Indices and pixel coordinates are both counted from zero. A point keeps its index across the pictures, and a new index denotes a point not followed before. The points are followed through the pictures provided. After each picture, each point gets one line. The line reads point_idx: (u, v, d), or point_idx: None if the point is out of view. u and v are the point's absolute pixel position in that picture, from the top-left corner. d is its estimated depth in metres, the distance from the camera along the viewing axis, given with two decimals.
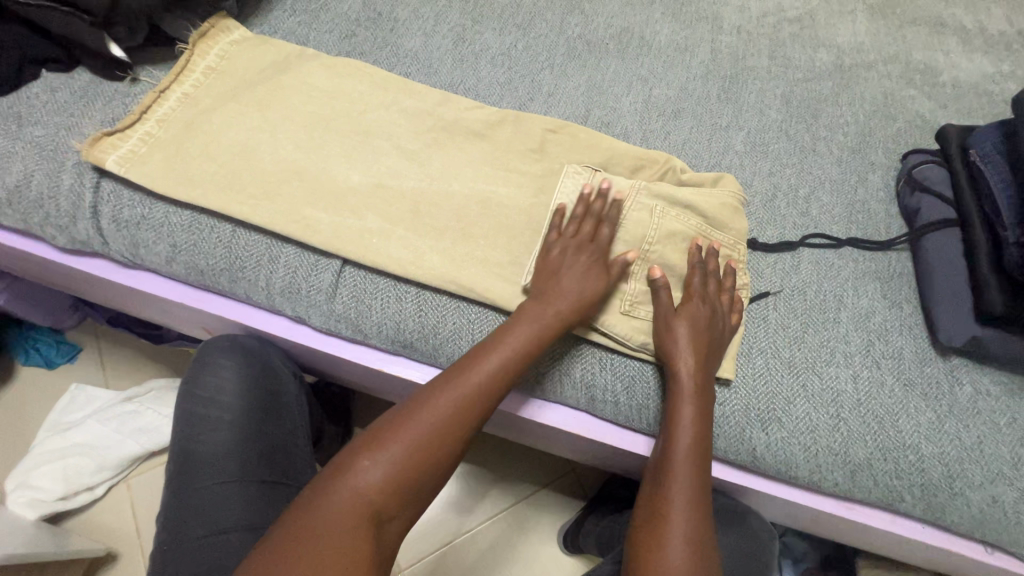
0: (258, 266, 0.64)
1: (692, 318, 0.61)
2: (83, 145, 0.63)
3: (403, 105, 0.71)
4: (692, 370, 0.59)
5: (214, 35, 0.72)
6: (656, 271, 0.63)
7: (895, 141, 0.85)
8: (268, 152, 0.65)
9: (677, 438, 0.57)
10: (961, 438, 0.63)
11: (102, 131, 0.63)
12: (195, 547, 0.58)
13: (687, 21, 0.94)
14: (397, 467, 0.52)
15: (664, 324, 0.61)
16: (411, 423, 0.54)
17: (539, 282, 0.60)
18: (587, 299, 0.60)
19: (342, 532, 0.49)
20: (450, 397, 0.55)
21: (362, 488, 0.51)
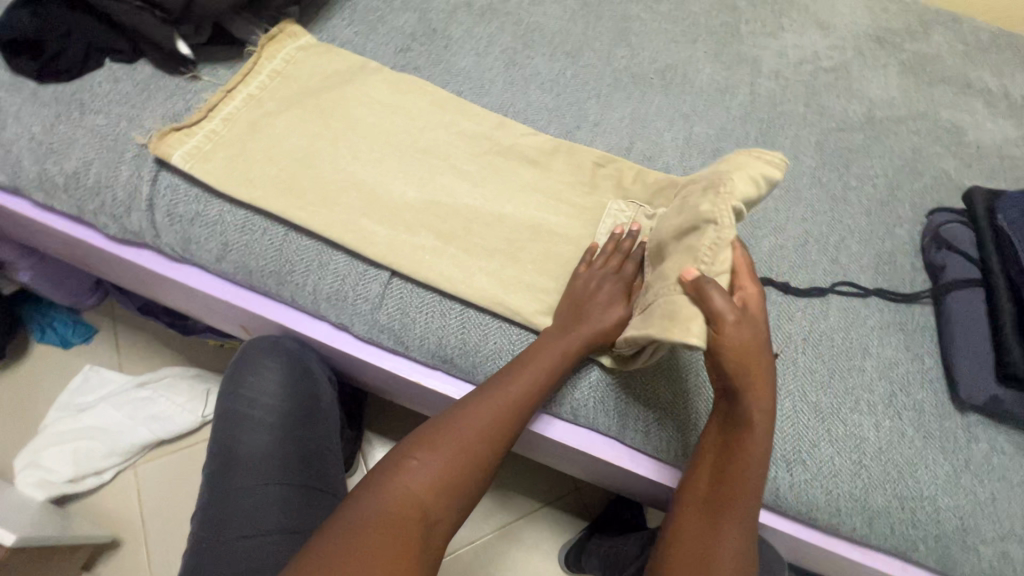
0: (307, 271, 0.65)
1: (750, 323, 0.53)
2: (151, 139, 0.64)
3: (459, 126, 0.74)
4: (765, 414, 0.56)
5: (282, 40, 0.75)
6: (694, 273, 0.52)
7: (921, 197, 0.88)
8: (327, 161, 0.68)
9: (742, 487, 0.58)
10: (975, 494, 0.65)
11: (170, 126, 0.65)
12: (236, 547, 0.60)
13: (728, 63, 0.97)
14: (441, 470, 0.56)
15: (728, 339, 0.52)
16: (452, 424, 0.58)
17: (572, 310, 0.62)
18: (605, 327, 0.61)
19: (380, 524, 0.52)
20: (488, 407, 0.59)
21: (412, 486, 0.55)
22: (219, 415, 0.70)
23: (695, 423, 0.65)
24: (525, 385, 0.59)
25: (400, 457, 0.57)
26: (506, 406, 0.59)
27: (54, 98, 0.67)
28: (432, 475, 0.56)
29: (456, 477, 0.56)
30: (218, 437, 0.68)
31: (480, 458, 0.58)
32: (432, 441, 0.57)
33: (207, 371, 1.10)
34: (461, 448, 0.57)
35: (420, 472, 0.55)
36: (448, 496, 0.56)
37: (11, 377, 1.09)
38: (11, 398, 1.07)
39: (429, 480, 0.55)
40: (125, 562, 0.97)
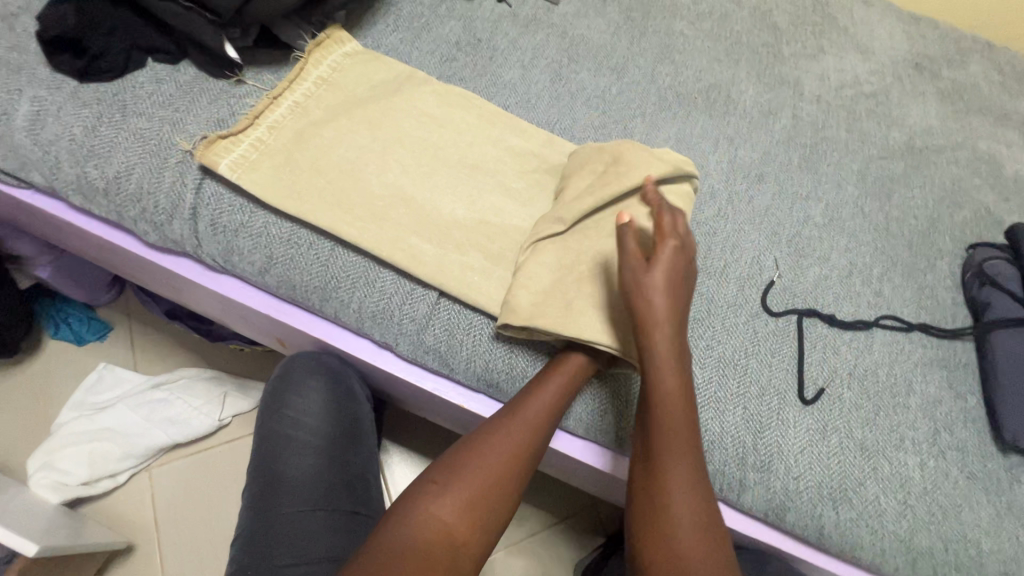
0: (354, 288, 0.63)
1: (664, 271, 0.57)
2: (197, 146, 0.62)
3: (508, 142, 0.72)
4: (670, 352, 0.56)
5: (328, 46, 0.73)
6: (626, 218, 0.60)
7: (961, 230, 0.87)
8: (375, 174, 0.66)
9: (665, 429, 0.56)
10: (1018, 537, 0.64)
11: (217, 134, 0.63)
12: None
13: (770, 84, 0.96)
14: (465, 496, 0.54)
15: (635, 282, 0.57)
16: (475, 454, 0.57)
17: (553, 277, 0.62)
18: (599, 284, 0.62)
19: (409, 552, 0.51)
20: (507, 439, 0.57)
21: (438, 517, 0.53)
22: (261, 436, 0.69)
23: (742, 456, 0.64)
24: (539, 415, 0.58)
25: (424, 483, 0.56)
26: (527, 427, 0.58)
27: (96, 98, 0.64)
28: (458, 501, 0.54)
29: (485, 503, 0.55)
30: (258, 459, 0.68)
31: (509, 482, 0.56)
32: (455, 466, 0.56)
33: (224, 374, 1.08)
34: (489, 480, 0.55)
35: (443, 502, 0.54)
36: (478, 521, 0.54)
37: (24, 372, 1.06)
38: (24, 394, 1.05)
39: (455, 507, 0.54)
40: (139, 567, 0.95)
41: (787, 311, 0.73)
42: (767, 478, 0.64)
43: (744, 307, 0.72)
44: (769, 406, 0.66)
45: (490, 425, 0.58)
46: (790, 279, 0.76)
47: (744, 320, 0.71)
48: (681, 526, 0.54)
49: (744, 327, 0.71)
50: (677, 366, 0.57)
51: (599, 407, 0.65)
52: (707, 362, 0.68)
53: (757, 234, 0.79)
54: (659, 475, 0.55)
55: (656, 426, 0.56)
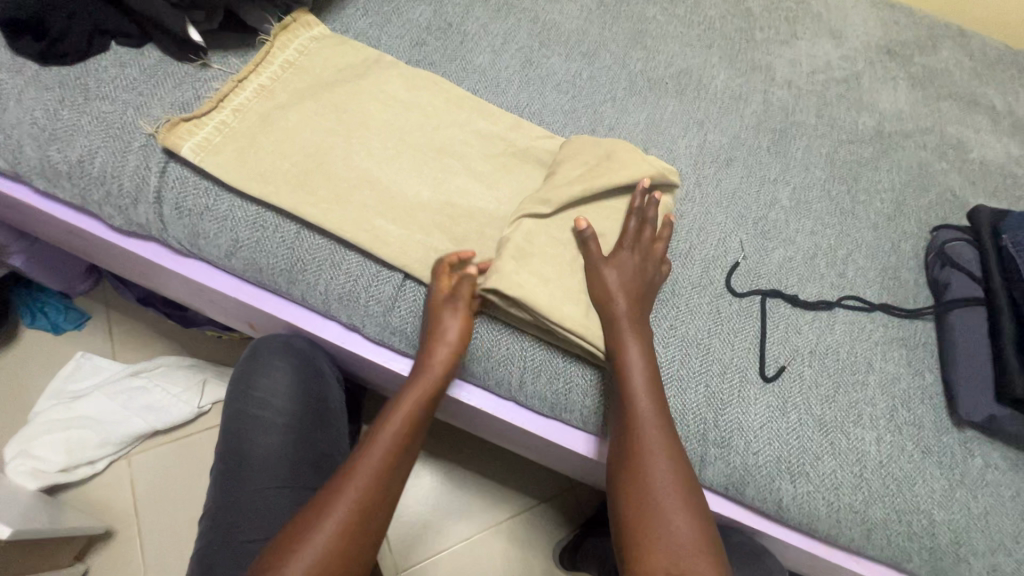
0: (319, 271, 0.64)
1: (620, 268, 0.64)
2: (160, 129, 0.62)
3: (476, 126, 0.73)
4: (639, 351, 0.61)
5: (295, 29, 0.73)
6: (583, 222, 0.65)
7: (927, 213, 0.88)
8: (341, 158, 0.67)
9: (642, 421, 0.58)
10: (969, 508, 0.67)
11: (180, 117, 0.63)
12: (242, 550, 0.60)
13: (743, 69, 0.96)
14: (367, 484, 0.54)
15: (594, 271, 0.64)
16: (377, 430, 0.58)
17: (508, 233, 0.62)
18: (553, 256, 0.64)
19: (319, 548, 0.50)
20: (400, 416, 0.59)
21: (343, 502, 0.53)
22: (230, 416, 0.70)
23: (704, 432, 0.66)
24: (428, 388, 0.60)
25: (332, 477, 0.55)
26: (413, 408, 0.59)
27: (58, 82, 0.64)
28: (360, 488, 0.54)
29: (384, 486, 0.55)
30: (225, 438, 0.68)
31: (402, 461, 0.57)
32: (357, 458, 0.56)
33: (203, 362, 1.09)
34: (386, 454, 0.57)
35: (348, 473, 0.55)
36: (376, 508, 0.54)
37: (1, 361, 1.06)
38: (1, 382, 1.05)
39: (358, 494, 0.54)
40: (119, 552, 0.96)
41: (751, 291, 0.74)
42: (727, 453, 0.66)
43: (709, 288, 0.73)
44: (730, 383, 0.68)
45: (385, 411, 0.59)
46: (755, 261, 0.77)
47: (708, 300, 0.72)
48: (662, 495, 0.55)
49: (708, 307, 0.72)
50: (649, 365, 0.61)
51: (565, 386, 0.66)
52: (671, 342, 0.69)
53: (723, 217, 0.80)
54: (639, 465, 0.57)
55: (633, 419, 0.59)
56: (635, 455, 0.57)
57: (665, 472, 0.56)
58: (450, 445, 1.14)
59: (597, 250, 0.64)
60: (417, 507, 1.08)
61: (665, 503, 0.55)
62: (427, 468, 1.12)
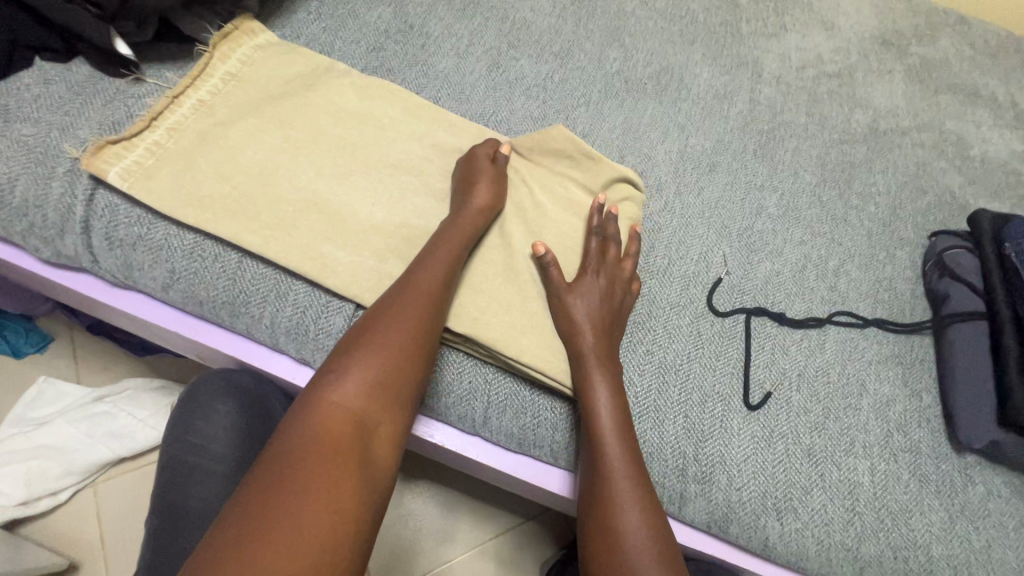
0: (264, 302, 0.59)
1: (585, 296, 0.61)
2: (84, 153, 0.57)
3: (435, 138, 0.68)
4: (608, 388, 0.57)
5: (237, 38, 0.67)
6: (539, 246, 0.62)
7: (924, 217, 0.83)
8: (286, 177, 0.61)
9: (610, 463, 0.54)
10: (969, 541, 0.62)
11: (106, 138, 0.58)
12: None
13: (727, 66, 0.90)
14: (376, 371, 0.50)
15: (557, 302, 0.61)
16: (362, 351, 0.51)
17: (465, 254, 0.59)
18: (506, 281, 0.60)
19: (338, 415, 0.48)
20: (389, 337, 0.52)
21: (348, 390, 0.49)
22: (167, 463, 0.66)
23: (683, 468, 0.61)
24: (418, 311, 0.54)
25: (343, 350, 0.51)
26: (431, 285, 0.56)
27: None
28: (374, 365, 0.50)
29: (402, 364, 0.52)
30: (160, 491, 0.64)
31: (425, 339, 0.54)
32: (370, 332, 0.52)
33: (170, 384, 1.04)
34: (380, 383, 0.50)
35: (337, 399, 0.48)
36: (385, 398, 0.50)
37: None
38: None
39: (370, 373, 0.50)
40: None
41: (735, 310, 0.69)
42: (709, 489, 0.61)
43: (689, 308, 0.69)
44: (712, 413, 0.63)
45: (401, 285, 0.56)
46: (739, 276, 0.72)
47: (688, 322, 0.68)
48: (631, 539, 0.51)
49: (688, 329, 0.67)
50: (617, 405, 0.57)
51: (535, 420, 0.61)
52: (647, 369, 0.64)
53: (705, 229, 0.75)
54: (606, 507, 0.53)
55: (598, 458, 0.55)
56: (604, 506, 0.53)
57: (637, 522, 0.52)
58: (431, 465, 1.09)
59: (558, 277, 0.61)
60: (397, 531, 1.03)
61: (637, 558, 0.50)
62: (407, 488, 1.08)
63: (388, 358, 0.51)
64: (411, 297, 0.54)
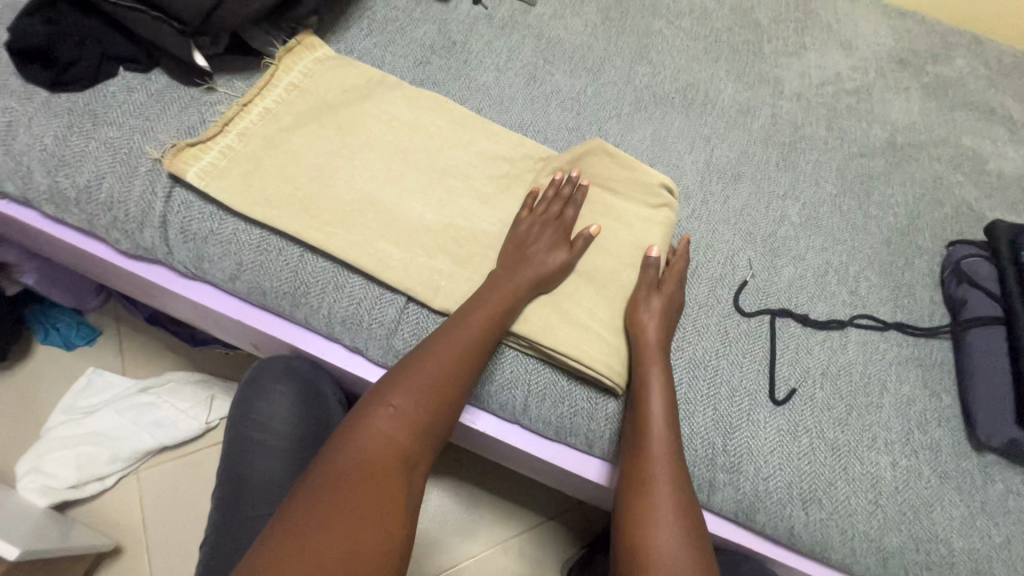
0: (323, 293, 0.64)
1: (666, 301, 0.65)
2: (165, 154, 0.63)
3: (480, 145, 0.73)
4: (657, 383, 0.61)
5: (299, 52, 0.73)
6: (593, 228, 0.67)
7: (942, 227, 0.86)
8: (345, 180, 0.67)
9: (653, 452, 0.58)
10: (991, 537, 0.64)
11: (185, 142, 0.64)
12: None
13: (750, 83, 0.95)
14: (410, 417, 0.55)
15: (641, 296, 0.65)
16: (406, 383, 0.56)
17: (512, 248, 0.65)
18: (549, 268, 0.65)
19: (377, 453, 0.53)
20: (432, 372, 0.57)
21: (384, 429, 0.54)
22: (230, 440, 0.72)
23: (712, 458, 0.64)
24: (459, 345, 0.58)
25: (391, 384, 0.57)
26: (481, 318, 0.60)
27: (67, 108, 0.65)
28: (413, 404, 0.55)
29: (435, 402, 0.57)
30: (224, 464, 0.71)
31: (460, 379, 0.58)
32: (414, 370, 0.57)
33: (211, 377, 1.09)
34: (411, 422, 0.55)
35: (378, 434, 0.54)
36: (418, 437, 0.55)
37: (14, 376, 1.08)
38: (13, 397, 1.06)
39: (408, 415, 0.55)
40: (126, 568, 0.96)
41: (760, 311, 0.73)
42: (736, 479, 0.64)
43: (716, 308, 0.72)
44: (739, 407, 0.66)
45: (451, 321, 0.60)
46: (764, 279, 0.76)
47: (716, 321, 0.71)
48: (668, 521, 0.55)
49: (716, 327, 0.71)
50: (661, 401, 0.60)
51: (572, 410, 0.65)
52: (676, 364, 0.68)
53: (731, 234, 0.79)
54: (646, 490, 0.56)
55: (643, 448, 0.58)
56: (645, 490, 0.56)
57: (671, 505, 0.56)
58: (457, 461, 1.12)
59: (648, 278, 0.66)
60: (425, 523, 1.06)
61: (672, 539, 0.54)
62: (433, 484, 1.11)
63: (423, 400, 0.56)
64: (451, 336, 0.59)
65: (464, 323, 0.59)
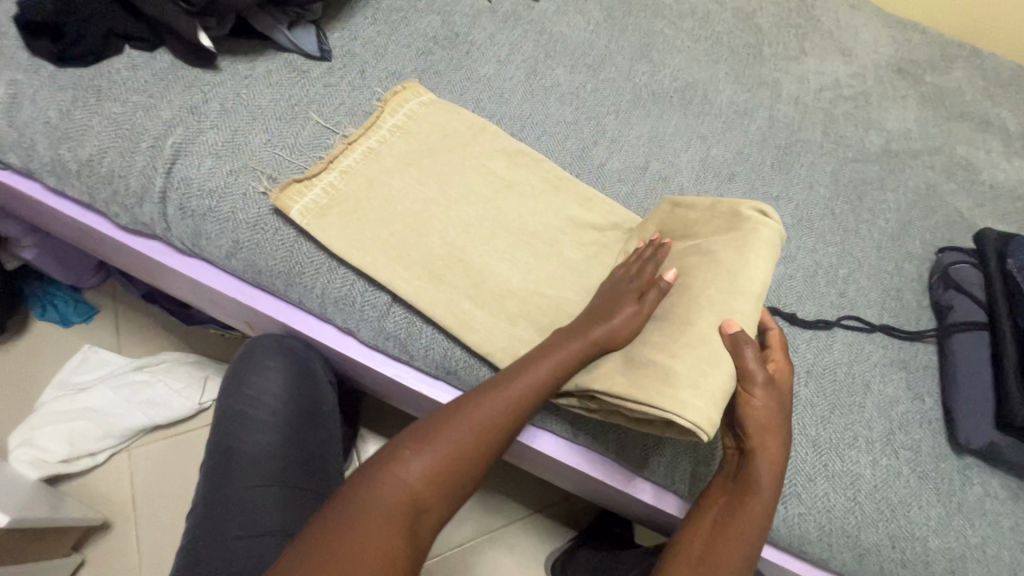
0: (316, 274, 0.65)
1: (772, 391, 0.58)
2: (273, 188, 0.64)
3: (568, 211, 0.71)
4: (768, 486, 0.57)
5: (403, 95, 0.74)
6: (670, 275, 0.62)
7: (932, 234, 0.87)
8: (438, 229, 0.67)
9: (729, 548, 0.56)
10: (966, 537, 0.65)
11: (292, 177, 0.64)
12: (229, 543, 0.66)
13: (749, 85, 0.96)
14: (436, 467, 0.53)
15: (751, 381, 0.57)
16: (442, 436, 0.54)
17: (592, 319, 0.60)
18: (618, 322, 0.59)
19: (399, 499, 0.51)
20: (470, 431, 0.54)
21: (408, 477, 0.52)
22: (219, 414, 0.75)
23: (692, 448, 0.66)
24: (505, 411, 0.55)
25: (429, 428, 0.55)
26: (540, 381, 0.56)
27: (72, 83, 0.67)
28: (446, 454, 0.53)
29: (472, 456, 0.54)
30: (216, 438, 0.73)
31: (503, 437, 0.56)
32: (456, 419, 0.55)
33: (205, 359, 1.10)
34: (439, 472, 0.53)
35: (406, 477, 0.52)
36: (443, 490, 0.53)
37: (10, 350, 1.09)
38: (8, 371, 1.07)
39: (439, 461, 0.53)
40: (113, 544, 0.97)
41: None
42: None
43: None
44: None
45: (506, 375, 0.57)
46: None
47: None
48: None
49: None
50: (766, 500, 0.57)
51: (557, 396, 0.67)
52: None
53: None
54: None
55: (724, 545, 0.56)
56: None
57: None
58: None
59: (755, 361, 0.56)
60: None
61: None
62: None
63: (461, 450, 0.54)
64: (506, 394, 0.56)
65: (523, 381, 0.56)
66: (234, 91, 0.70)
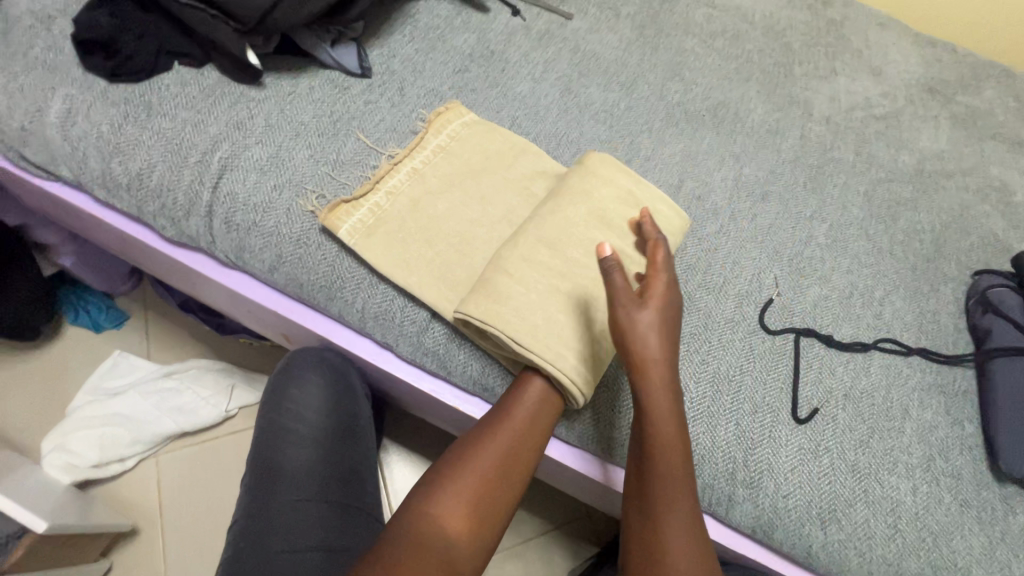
0: (357, 289, 0.66)
1: (634, 307, 0.56)
2: (321, 210, 0.65)
3: None
4: (672, 433, 0.56)
5: (449, 117, 0.75)
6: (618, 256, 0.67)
7: (968, 256, 0.86)
8: (483, 252, 0.67)
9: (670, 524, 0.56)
10: (1011, 568, 0.64)
11: (340, 198, 0.66)
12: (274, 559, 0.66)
13: (779, 104, 0.96)
14: (459, 503, 0.56)
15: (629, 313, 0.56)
16: (458, 472, 0.58)
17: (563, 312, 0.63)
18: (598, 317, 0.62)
19: (426, 536, 0.55)
20: (481, 462, 0.58)
21: (434, 512, 0.56)
22: (260, 430, 0.76)
23: (732, 472, 0.65)
24: (511, 440, 0.59)
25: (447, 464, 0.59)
26: (536, 410, 0.60)
27: (123, 98, 0.68)
28: (465, 489, 0.57)
29: (491, 490, 0.58)
30: (256, 455, 0.74)
31: (517, 468, 0.59)
32: (468, 453, 0.59)
33: (232, 367, 1.11)
34: (467, 511, 0.56)
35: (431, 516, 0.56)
36: (474, 528, 0.56)
37: (43, 354, 1.11)
38: (41, 375, 1.09)
39: (459, 497, 0.57)
40: (140, 549, 0.98)
41: (784, 329, 0.73)
42: (756, 494, 0.65)
43: (741, 324, 0.73)
44: (761, 423, 0.67)
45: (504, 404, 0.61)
46: (789, 298, 0.76)
47: (742, 336, 0.72)
48: None
49: (741, 343, 0.72)
50: (679, 455, 0.56)
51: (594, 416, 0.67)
52: (701, 377, 0.69)
53: (757, 252, 0.79)
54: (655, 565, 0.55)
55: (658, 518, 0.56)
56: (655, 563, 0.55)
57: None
58: None
59: (620, 286, 0.56)
60: None
61: None
62: None
63: (477, 485, 0.57)
64: (508, 424, 0.59)
65: (520, 408, 0.60)
66: (278, 108, 0.72)
